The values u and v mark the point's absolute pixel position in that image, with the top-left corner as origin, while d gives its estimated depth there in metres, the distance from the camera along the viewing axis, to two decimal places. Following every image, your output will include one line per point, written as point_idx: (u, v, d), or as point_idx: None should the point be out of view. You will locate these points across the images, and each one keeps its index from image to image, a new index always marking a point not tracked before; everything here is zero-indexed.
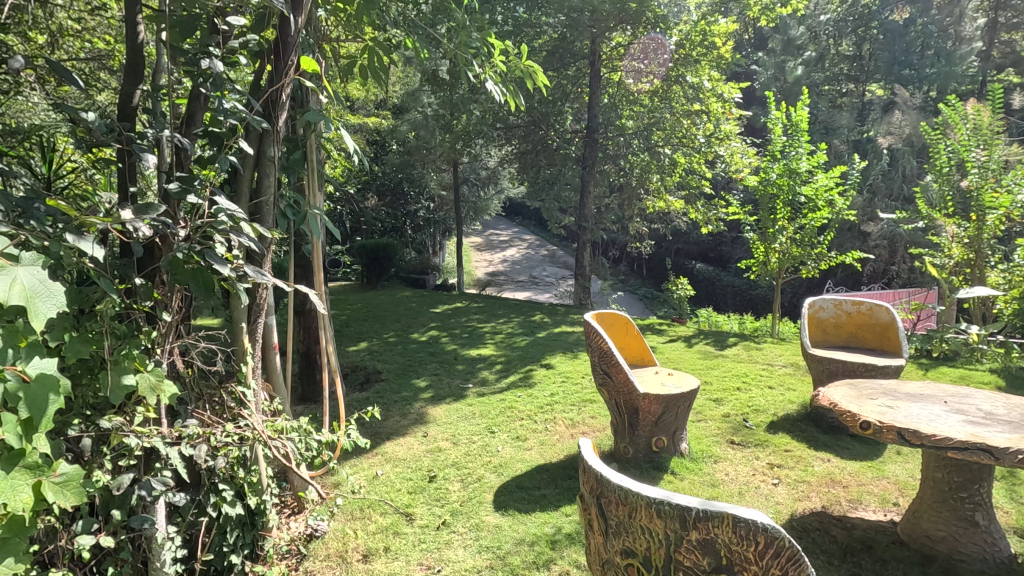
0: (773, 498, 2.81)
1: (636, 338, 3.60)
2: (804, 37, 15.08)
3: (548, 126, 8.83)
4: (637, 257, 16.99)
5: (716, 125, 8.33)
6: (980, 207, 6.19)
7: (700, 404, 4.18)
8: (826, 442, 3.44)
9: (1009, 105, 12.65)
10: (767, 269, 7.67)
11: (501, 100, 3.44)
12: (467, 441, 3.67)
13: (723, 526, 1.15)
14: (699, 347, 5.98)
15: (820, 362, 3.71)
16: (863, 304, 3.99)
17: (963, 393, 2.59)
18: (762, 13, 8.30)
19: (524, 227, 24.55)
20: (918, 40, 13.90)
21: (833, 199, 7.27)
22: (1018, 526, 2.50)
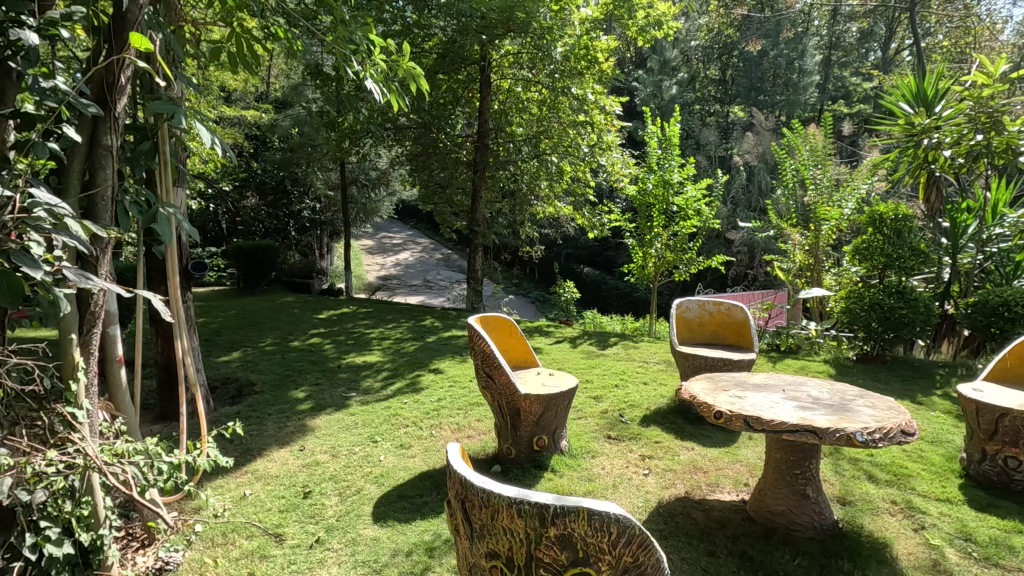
0: (644, 487, 2.99)
1: (519, 340, 3.67)
2: (677, 59, 16.04)
3: (438, 129, 8.68)
4: (529, 261, 17.41)
5: (599, 135, 8.72)
6: (816, 219, 7.11)
7: (582, 402, 4.36)
8: (691, 432, 3.75)
9: (840, 131, 14.70)
10: (645, 273, 8.18)
11: (383, 99, 3.34)
12: (347, 452, 3.52)
13: (579, 520, 1.20)
14: (583, 347, 6.24)
15: (686, 358, 4.01)
16: (722, 304, 4.39)
17: (797, 381, 2.95)
18: (639, 33, 8.86)
19: (419, 230, 24.21)
20: (771, 71, 15.73)
21: (702, 209, 7.97)
22: (840, 496, 2.88)
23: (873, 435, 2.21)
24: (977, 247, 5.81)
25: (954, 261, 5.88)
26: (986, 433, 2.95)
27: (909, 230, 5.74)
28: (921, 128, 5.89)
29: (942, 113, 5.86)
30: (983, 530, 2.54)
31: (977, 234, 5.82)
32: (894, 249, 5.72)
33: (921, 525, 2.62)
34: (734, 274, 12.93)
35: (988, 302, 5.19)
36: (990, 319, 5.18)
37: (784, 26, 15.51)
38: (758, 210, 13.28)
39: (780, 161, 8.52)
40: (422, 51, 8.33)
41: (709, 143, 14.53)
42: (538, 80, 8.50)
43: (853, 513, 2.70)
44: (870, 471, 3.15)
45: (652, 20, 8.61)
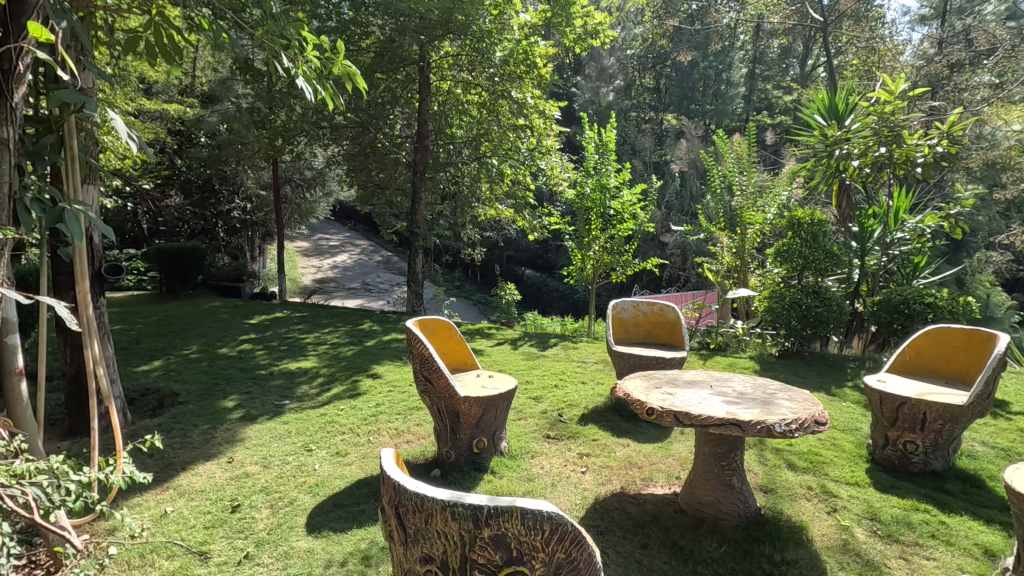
0: (581, 485, 3.05)
1: (459, 342, 3.66)
2: (614, 67, 16.52)
3: (376, 128, 8.48)
4: (471, 263, 17.37)
5: (539, 140, 8.84)
6: (742, 223, 7.55)
7: (521, 403, 4.40)
8: (626, 429, 3.86)
9: (763, 140, 15.60)
10: (583, 274, 8.35)
11: (317, 98, 3.23)
12: (280, 462, 3.39)
13: (512, 520, 1.22)
14: (523, 348, 6.31)
15: (621, 357, 4.14)
16: (655, 304, 4.56)
17: (724, 377, 3.10)
18: (576, 41, 9.03)
19: (357, 231, 23.65)
20: (701, 81, 16.49)
21: (637, 213, 8.23)
22: (763, 484, 3.06)
23: (790, 426, 2.36)
24: (881, 250, 6.32)
25: (862, 263, 6.36)
26: (889, 420, 3.21)
27: (823, 234, 6.16)
28: (834, 140, 6.38)
29: (851, 127, 6.42)
30: (886, 510, 2.77)
31: (881, 238, 6.32)
32: (810, 251, 6.14)
33: (832, 507, 2.82)
34: (668, 275, 13.46)
35: (891, 301, 5.67)
36: (892, 316, 5.65)
37: (713, 39, 16.31)
38: (690, 214, 13.91)
39: (709, 168, 8.94)
40: (359, 49, 8.16)
41: (645, 149, 15.09)
42: (478, 83, 8.50)
43: (774, 501, 2.87)
44: (789, 460, 3.36)
45: (589, 27, 8.81)
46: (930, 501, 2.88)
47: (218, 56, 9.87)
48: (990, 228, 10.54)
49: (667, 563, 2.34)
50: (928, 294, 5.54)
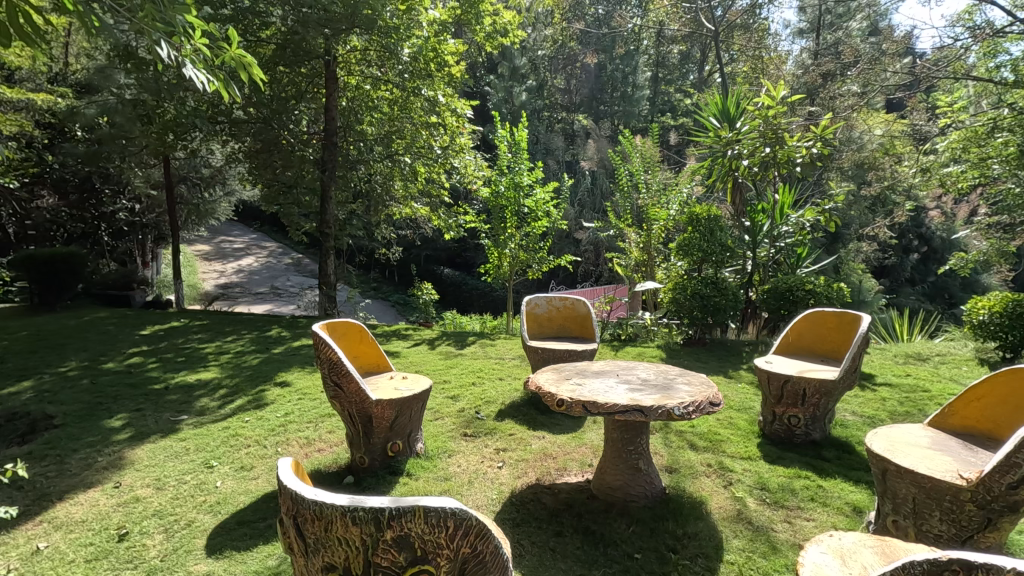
0: (497, 480, 3.09)
1: (371, 346, 3.58)
2: (526, 67, 16.17)
3: (280, 124, 7.97)
4: (387, 264, 16.98)
5: (453, 138, 8.66)
6: (648, 219, 7.92)
7: (439, 403, 4.37)
8: (542, 422, 3.95)
9: (667, 140, 16.46)
10: (500, 272, 8.42)
11: (208, 89, 2.97)
12: (176, 482, 3.14)
13: (415, 519, 1.23)
14: (441, 348, 6.26)
15: (535, 352, 4.22)
16: (568, 298, 4.69)
17: (629, 366, 3.26)
18: (486, 39, 9.02)
19: (264, 233, 22.41)
20: (609, 83, 17.12)
21: (550, 211, 8.41)
22: (668, 465, 3.25)
23: (688, 408, 2.54)
24: (770, 242, 6.86)
25: (754, 255, 6.86)
26: (775, 398, 3.51)
27: (718, 229, 6.64)
28: (726, 141, 6.87)
29: (739, 130, 6.89)
30: (774, 479, 3.03)
31: (770, 231, 6.87)
32: (707, 245, 6.61)
33: (729, 481, 3.05)
34: (582, 271, 13.89)
35: (779, 289, 6.20)
36: (780, 303, 6.17)
37: (618, 43, 16.99)
38: (601, 211, 14.42)
39: (617, 166, 9.32)
40: (259, 40, 7.68)
41: (557, 148, 15.24)
42: (387, 79, 8.31)
43: (678, 480, 3.05)
44: (691, 441, 3.60)
45: (498, 27, 8.84)
46: (810, 468, 3.19)
47: (94, 41, 8.85)
48: (860, 221, 11.75)
49: (580, 548, 2.43)
50: (808, 281, 6.13)
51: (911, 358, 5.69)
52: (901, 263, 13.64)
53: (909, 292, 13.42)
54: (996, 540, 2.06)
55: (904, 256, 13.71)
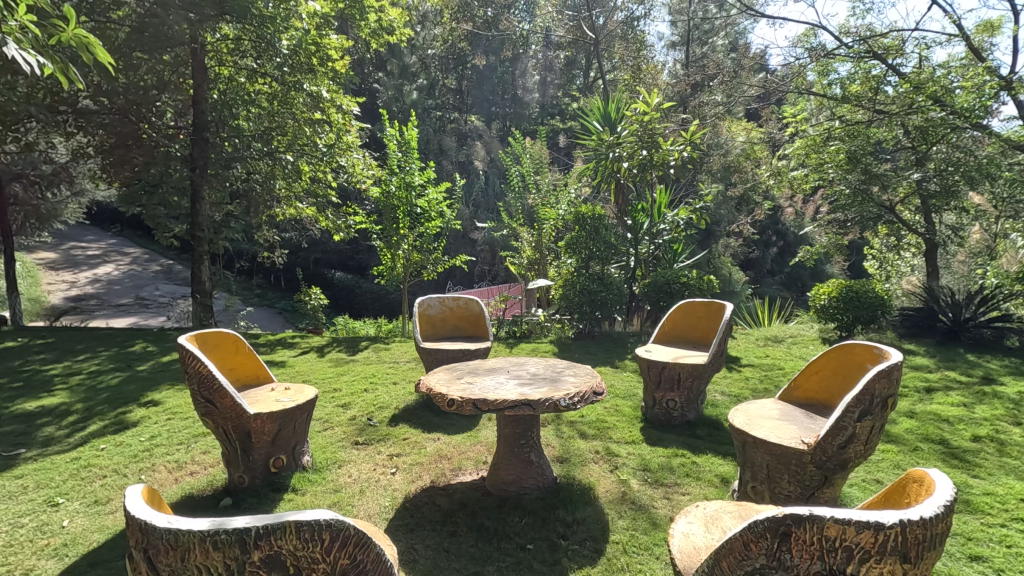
0: (391, 486, 3.02)
1: (249, 357, 3.33)
2: (416, 66, 16.10)
3: (138, 116, 7.23)
4: (272, 268, 15.95)
5: (339, 136, 8.14)
6: (540, 218, 8.14)
7: (328, 412, 4.18)
8: (437, 423, 3.93)
9: (557, 143, 17.06)
10: (393, 274, 8.25)
11: (38, 70, 2.51)
12: (11, 526, 2.72)
13: (286, 536, 1.18)
14: (331, 355, 6.00)
15: (429, 353, 4.17)
16: (460, 298, 4.70)
17: (520, 361, 3.33)
18: (372, 36, 8.75)
19: (126, 237, 20.07)
20: (499, 85, 17.42)
21: (444, 211, 8.38)
22: (559, 455, 3.37)
23: (573, 399, 2.64)
24: (650, 239, 7.34)
25: (636, 251, 7.30)
26: (655, 384, 3.77)
27: (603, 228, 7.03)
28: (608, 144, 7.27)
29: (619, 134, 7.33)
30: (654, 460, 3.25)
31: (649, 229, 7.35)
32: (593, 244, 6.99)
33: (615, 465, 3.22)
34: (478, 271, 14.02)
35: (658, 283, 6.67)
36: (659, 295, 6.65)
37: (506, 46, 17.37)
38: (495, 211, 14.66)
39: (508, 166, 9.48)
40: (109, 22, 6.65)
41: (450, 148, 15.10)
42: (265, 72, 7.77)
43: (569, 469, 3.17)
44: (581, 430, 3.76)
45: (383, 24, 8.58)
46: (686, 446, 3.46)
47: None
48: (727, 219, 12.94)
49: (474, 546, 2.44)
50: (682, 274, 6.65)
51: (769, 340, 6.39)
52: (762, 256, 15.27)
53: (769, 282, 15.05)
54: (831, 493, 2.37)
55: (764, 250, 15.35)
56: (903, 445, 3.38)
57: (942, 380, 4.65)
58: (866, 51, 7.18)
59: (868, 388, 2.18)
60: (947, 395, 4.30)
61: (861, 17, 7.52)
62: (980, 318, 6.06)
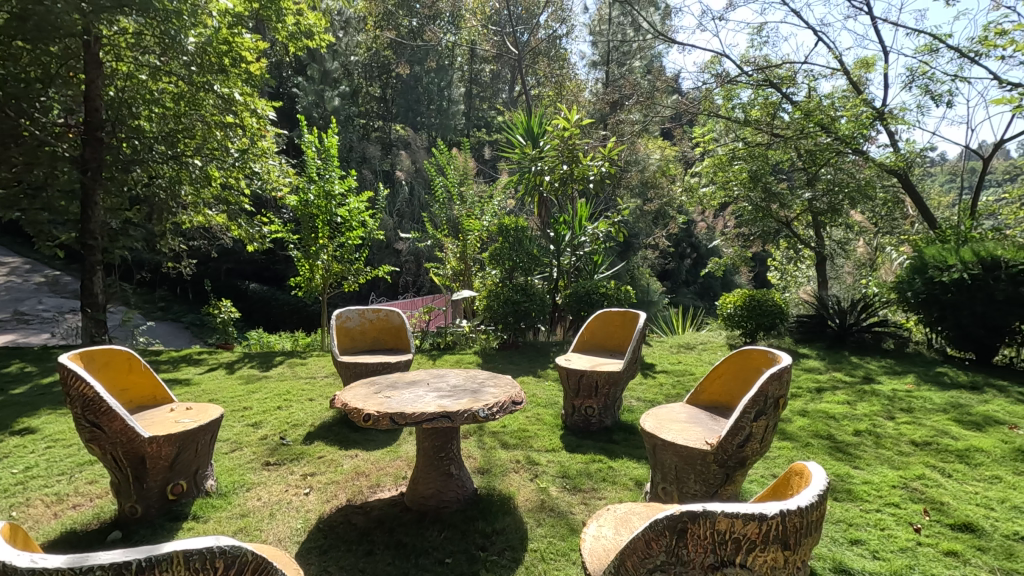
0: (303, 507, 2.88)
1: (146, 375, 3.09)
2: (338, 72, 15.62)
3: (17, 111, 6.35)
4: (178, 280, 14.87)
5: (253, 140, 7.75)
6: (464, 229, 8.15)
7: (236, 432, 3.93)
8: (355, 440, 3.81)
9: (482, 155, 17.22)
10: (311, 286, 7.95)
11: None
12: None
13: (174, 566, 1.12)
14: (241, 372, 5.66)
15: (347, 367, 4.05)
16: (380, 311, 4.60)
17: (440, 373, 3.31)
18: (289, 39, 8.47)
19: (3, 245, 17.97)
20: (424, 95, 17.35)
21: (366, 221, 8.19)
22: (480, 467, 3.36)
23: (492, 409, 2.65)
24: (571, 251, 7.53)
25: (558, 262, 7.46)
26: (575, 392, 3.86)
27: (525, 239, 7.16)
28: (530, 157, 7.44)
29: (542, 148, 7.52)
30: (573, 466, 3.33)
31: (571, 241, 7.53)
32: (516, 255, 7.11)
33: (535, 474, 3.26)
34: (402, 282, 13.80)
35: (579, 293, 6.87)
36: (580, 306, 6.84)
37: (431, 57, 17.37)
38: (420, 222, 14.53)
39: (432, 177, 9.43)
40: None
41: (373, 157, 14.80)
42: (169, 70, 7.17)
43: (489, 481, 3.17)
44: (502, 440, 3.78)
45: (302, 28, 8.33)
46: (604, 452, 3.57)
47: None
48: (645, 232, 13.55)
49: (390, 564, 2.38)
50: (601, 285, 6.89)
51: (682, 347, 6.75)
52: (677, 268, 16.14)
53: (684, 292, 15.91)
54: (732, 490, 2.53)
55: (680, 262, 16.24)
56: (796, 441, 3.68)
57: (830, 380, 5.11)
58: (763, 79, 7.98)
59: (762, 390, 2.34)
60: (834, 394, 4.72)
61: (759, 48, 8.24)
62: (863, 323, 6.71)
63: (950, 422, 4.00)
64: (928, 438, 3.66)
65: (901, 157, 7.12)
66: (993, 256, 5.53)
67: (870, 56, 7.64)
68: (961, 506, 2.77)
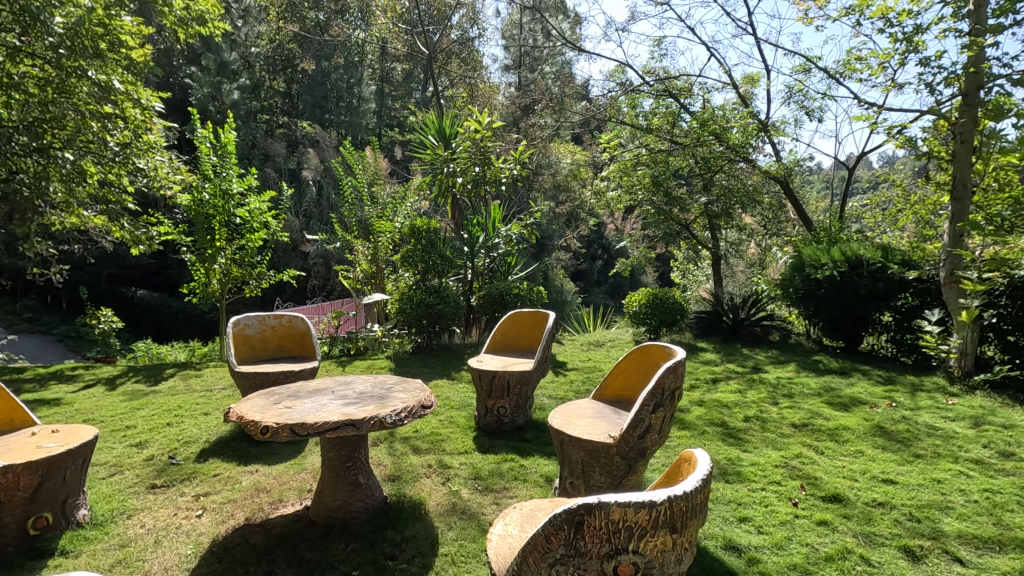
0: (195, 531, 2.67)
1: (0, 397, 2.73)
2: (237, 63, 14.66)
3: None
4: (48, 287, 13.24)
5: (137, 134, 6.68)
6: (376, 231, 7.94)
7: (116, 454, 3.56)
8: (256, 454, 3.59)
9: (395, 155, 16.90)
10: (208, 292, 7.41)
11: None
12: None
13: None
14: (124, 387, 5.13)
15: (246, 377, 3.81)
16: (283, 316, 4.37)
17: (346, 380, 3.19)
18: (178, 24, 7.75)
19: None
20: (333, 92, 16.74)
21: (268, 222, 7.73)
22: (391, 474, 3.29)
23: (400, 415, 2.60)
24: (485, 252, 7.55)
25: (473, 264, 7.47)
26: (487, 392, 3.88)
27: (438, 241, 7.09)
28: (443, 158, 7.38)
29: (454, 149, 7.49)
30: (485, 467, 3.34)
31: (485, 242, 7.54)
32: (429, 256, 7.03)
33: (447, 477, 3.24)
34: (311, 286, 13.23)
35: (493, 295, 6.92)
36: (494, 307, 6.90)
37: (338, 53, 16.78)
38: (330, 223, 13.99)
39: (341, 176, 9.10)
40: None
41: (277, 154, 14.06)
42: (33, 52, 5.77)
43: (400, 488, 3.10)
44: (414, 445, 3.72)
45: (192, 13, 7.66)
46: (515, 451, 3.62)
47: None
48: (557, 234, 13.91)
49: None
50: (515, 286, 6.98)
51: (592, 345, 7.00)
52: (589, 269, 16.74)
53: (596, 292, 16.57)
54: (635, 480, 2.65)
55: (592, 263, 16.87)
56: (694, 430, 3.92)
57: (725, 371, 5.52)
58: (662, 89, 8.51)
59: (659, 384, 2.47)
60: (727, 384, 5.10)
61: (659, 60, 8.74)
62: (753, 317, 7.30)
63: (824, 404, 4.45)
64: (806, 420, 4.05)
65: (781, 166, 7.86)
66: (857, 256, 6.19)
67: (755, 73, 8.33)
68: (831, 479, 3.09)
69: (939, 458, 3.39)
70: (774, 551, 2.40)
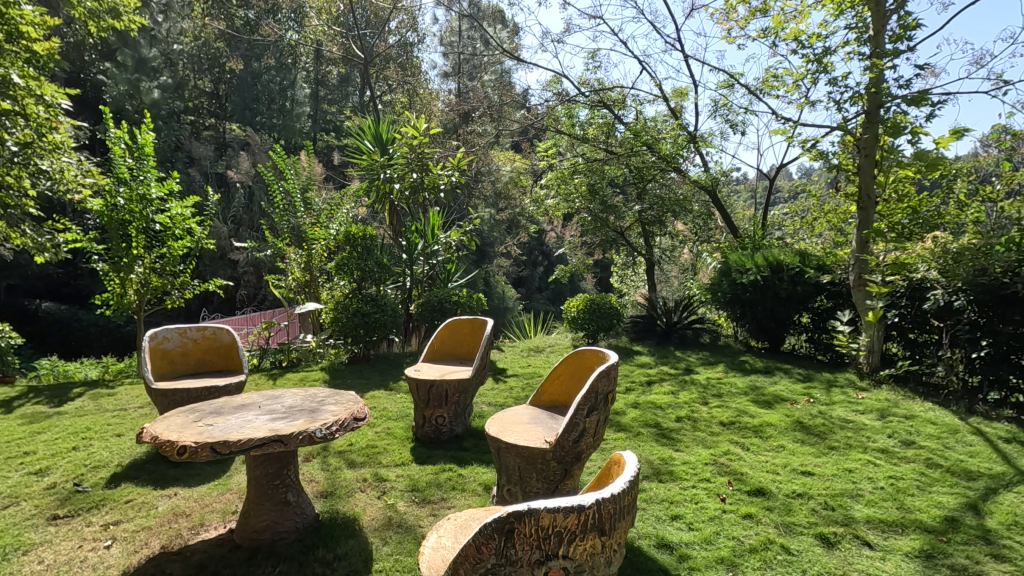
0: (103, 563, 2.46)
1: None
2: (158, 60, 13.81)
3: None
4: None
5: (39, 132, 5.99)
6: (309, 238, 7.67)
7: (11, 484, 3.23)
8: (174, 476, 3.36)
9: (331, 160, 16.46)
10: (124, 303, 6.91)
11: None
12: None
13: None
14: (23, 410, 4.67)
15: (163, 395, 3.56)
16: (206, 328, 4.13)
17: (274, 394, 3.04)
18: (88, 16, 7.15)
19: None
20: (264, 94, 16.11)
21: (192, 228, 7.29)
22: (324, 490, 3.16)
23: (331, 428, 2.51)
24: (424, 259, 7.47)
25: (411, 271, 7.36)
26: (425, 402, 3.82)
27: (375, 248, 6.93)
28: (379, 165, 7.23)
29: (391, 155, 7.36)
30: (422, 478, 3.28)
31: (423, 249, 7.45)
32: (366, 264, 6.86)
33: (383, 491, 3.16)
34: (241, 296, 12.65)
35: (432, 303, 6.85)
36: (433, 315, 6.82)
37: (270, 53, 16.18)
38: (260, 230, 13.43)
39: (272, 181, 8.74)
40: None
41: (203, 158, 13.35)
42: None
43: (333, 504, 2.99)
44: (349, 459, 3.60)
45: (105, 5, 7.10)
46: (454, 460, 3.57)
47: None
48: (498, 241, 13.98)
49: None
50: (454, 293, 6.93)
51: (532, 351, 7.06)
52: (531, 275, 16.90)
53: (537, 298, 16.76)
54: (571, 484, 2.67)
55: (532, 269, 17.06)
56: (629, 432, 4.02)
57: (658, 373, 5.71)
58: (598, 100, 8.74)
59: (593, 388, 2.50)
60: (661, 385, 5.27)
61: (594, 71, 8.97)
62: (685, 320, 7.61)
63: (749, 402, 4.68)
64: (733, 418, 4.25)
65: (709, 175, 8.25)
66: (777, 261, 6.56)
67: (684, 87, 8.72)
68: (756, 474, 3.25)
69: (851, 449, 3.64)
70: (703, 546, 2.49)
